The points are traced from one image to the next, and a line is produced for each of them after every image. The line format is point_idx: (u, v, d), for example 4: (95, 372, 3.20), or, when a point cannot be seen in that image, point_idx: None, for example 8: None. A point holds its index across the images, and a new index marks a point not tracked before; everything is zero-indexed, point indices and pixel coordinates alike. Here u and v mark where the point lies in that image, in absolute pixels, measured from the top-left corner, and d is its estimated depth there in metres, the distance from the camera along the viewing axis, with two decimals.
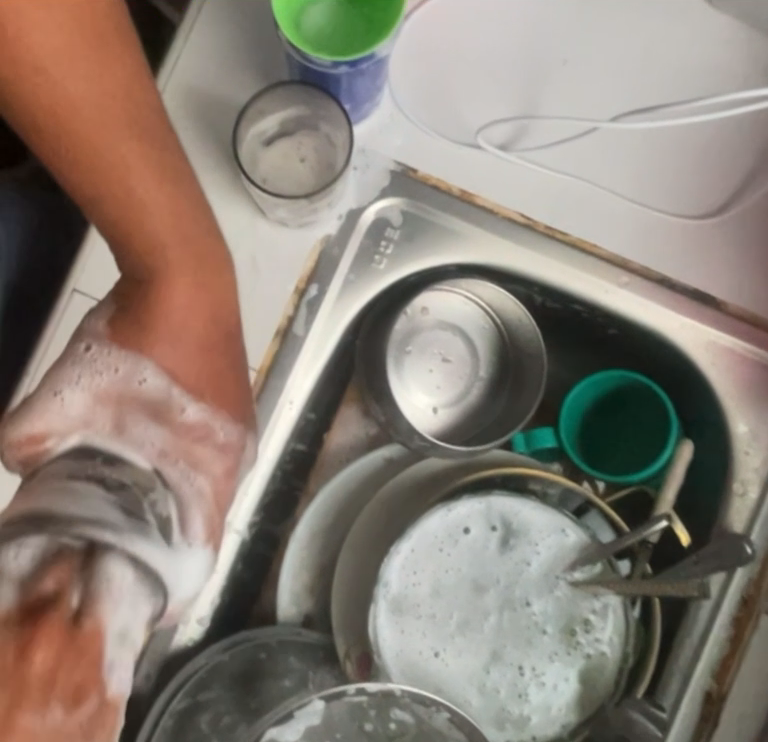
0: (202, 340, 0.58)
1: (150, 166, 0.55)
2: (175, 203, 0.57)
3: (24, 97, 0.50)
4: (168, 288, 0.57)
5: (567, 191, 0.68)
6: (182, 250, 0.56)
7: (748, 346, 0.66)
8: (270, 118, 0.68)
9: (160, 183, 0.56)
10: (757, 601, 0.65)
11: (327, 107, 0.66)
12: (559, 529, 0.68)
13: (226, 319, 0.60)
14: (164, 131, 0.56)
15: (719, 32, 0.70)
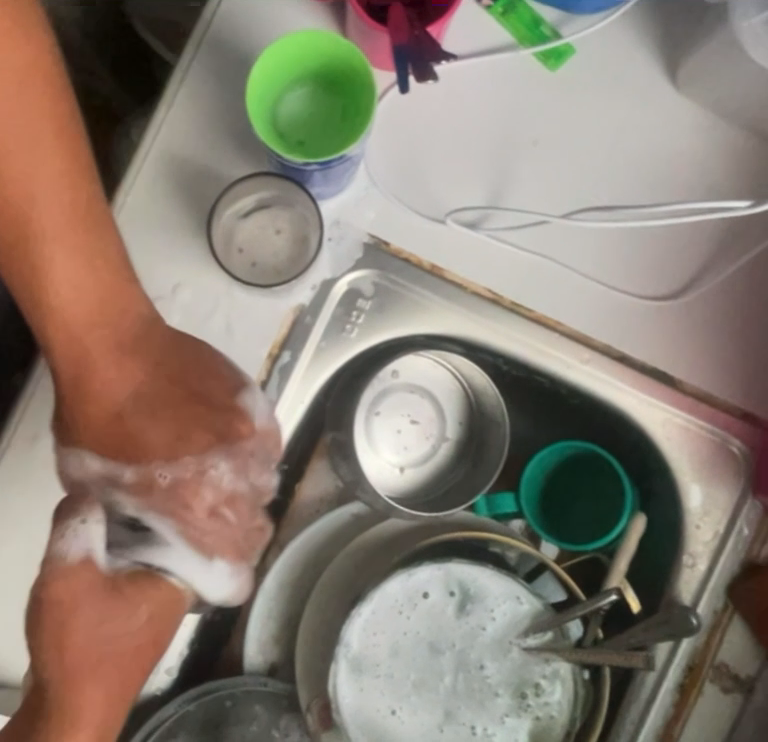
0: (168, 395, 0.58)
1: (69, 220, 0.53)
2: (72, 249, 0.54)
3: None
4: (115, 359, 0.56)
5: (532, 270, 0.68)
6: (84, 315, 0.55)
7: (701, 423, 0.69)
8: (244, 196, 0.64)
9: (71, 221, 0.53)
10: (702, 668, 0.67)
11: (297, 193, 0.64)
12: (514, 596, 0.66)
13: (189, 377, 0.58)
14: (94, 188, 0.55)
15: (688, 114, 0.68)
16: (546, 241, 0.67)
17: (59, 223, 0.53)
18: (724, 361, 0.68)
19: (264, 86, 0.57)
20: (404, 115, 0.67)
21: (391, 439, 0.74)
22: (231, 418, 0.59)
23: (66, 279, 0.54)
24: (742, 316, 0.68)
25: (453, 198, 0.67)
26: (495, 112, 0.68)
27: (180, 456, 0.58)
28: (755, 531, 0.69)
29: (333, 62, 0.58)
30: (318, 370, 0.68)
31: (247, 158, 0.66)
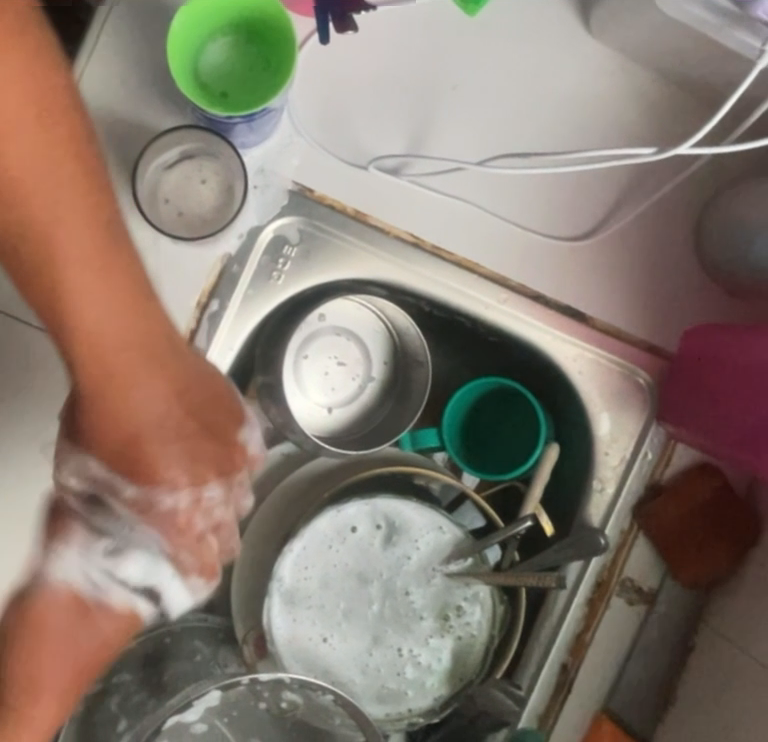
0: (181, 425, 0.56)
1: (95, 271, 0.49)
2: (148, 317, 0.52)
3: None
4: (134, 388, 0.53)
5: (451, 216, 0.70)
6: (114, 348, 0.51)
7: (611, 357, 0.73)
8: (171, 149, 0.66)
9: (112, 289, 0.49)
10: (609, 584, 0.73)
11: (218, 144, 0.65)
12: (437, 527, 0.70)
13: (196, 402, 0.57)
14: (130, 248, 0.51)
15: (600, 60, 0.71)
16: (465, 187, 0.70)
17: (79, 265, 0.48)
18: (632, 299, 0.71)
19: (186, 37, 0.58)
20: (325, 62, 0.68)
21: (318, 382, 0.77)
22: (223, 429, 0.58)
23: (95, 309, 0.49)
24: (649, 256, 0.71)
25: (375, 146, 0.69)
26: (412, 61, 0.69)
27: (171, 462, 0.56)
28: (658, 455, 0.74)
29: (256, 14, 0.58)
30: (248, 315, 0.70)
31: (168, 108, 0.66)
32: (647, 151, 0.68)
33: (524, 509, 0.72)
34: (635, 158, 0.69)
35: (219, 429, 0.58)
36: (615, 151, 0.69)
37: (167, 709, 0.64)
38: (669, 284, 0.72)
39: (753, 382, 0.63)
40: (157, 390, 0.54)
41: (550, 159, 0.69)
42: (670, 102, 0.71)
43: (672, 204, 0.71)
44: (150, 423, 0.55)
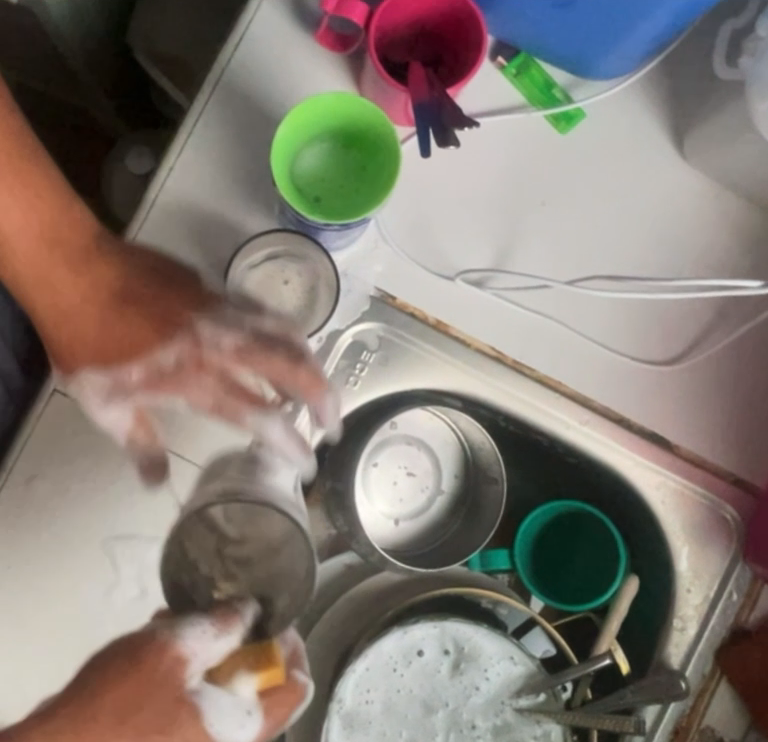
0: (115, 300, 0.62)
1: (34, 217, 0.62)
2: (78, 225, 0.63)
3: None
4: (101, 319, 0.62)
5: (535, 332, 0.68)
6: (88, 312, 0.62)
7: (696, 488, 0.69)
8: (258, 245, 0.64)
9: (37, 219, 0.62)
10: (688, 733, 0.68)
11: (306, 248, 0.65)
12: (508, 657, 0.66)
13: (123, 285, 0.62)
14: (51, 181, 0.63)
15: (694, 183, 0.69)
16: (550, 304, 0.68)
17: (58, 272, 0.62)
18: (718, 430, 0.68)
19: (289, 143, 0.57)
20: (415, 172, 0.68)
21: (386, 491, 0.74)
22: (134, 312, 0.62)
23: (69, 297, 0.62)
24: (737, 385, 0.69)
25: (462, 256, 0.68)
26: (503, 174, 0.68)
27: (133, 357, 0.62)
28: (743, 597, 0.69)
29: (355, 120, 0.58)
30: (320, 419, 0.68)
31: (258, 209, 0.66)
32: (754, 284, 0.67)
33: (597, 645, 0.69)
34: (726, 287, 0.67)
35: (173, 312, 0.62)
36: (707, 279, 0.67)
37: None
38: (757, 417, 0.69)
39: None
40: (92, 309, 0.62)
41: (640, 282, 0.68)
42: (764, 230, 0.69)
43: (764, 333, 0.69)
44: (88, 326, 0.62)
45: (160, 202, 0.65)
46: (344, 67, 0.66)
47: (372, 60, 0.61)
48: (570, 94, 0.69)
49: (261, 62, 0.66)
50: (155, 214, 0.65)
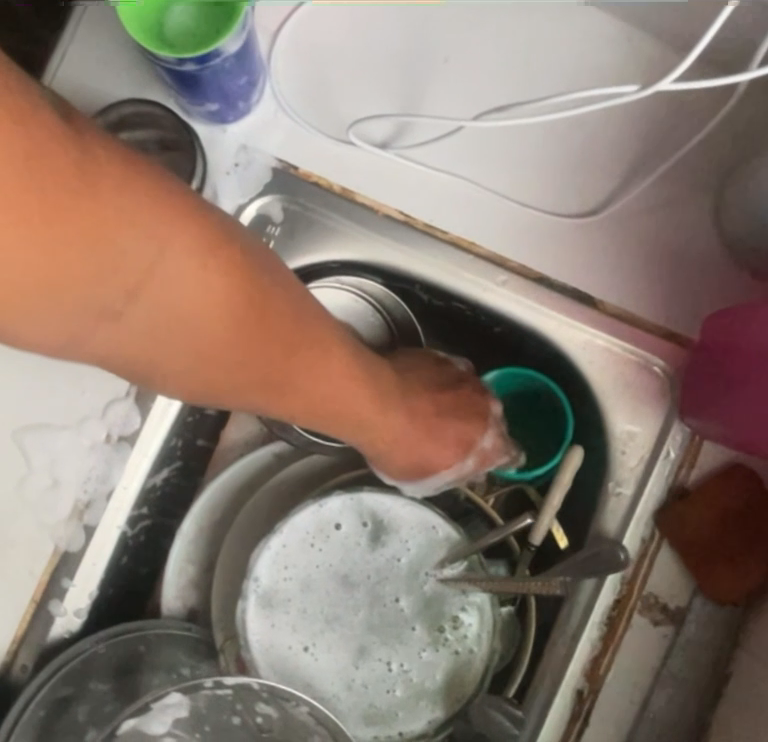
0: (265, 321, 0.47)
1: (106, 262, 0.40)
2: (210, 261, 0.44)
3: (174, 372, 0.47)
4: (314, 376, 0.51)
5: (445, 189, 0.65)
6: (263, 347, 0.48)
7: (623, 344, 0.66)
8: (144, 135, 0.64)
9: (208, 279, 0.44)
10: (629, 600, 0.65)
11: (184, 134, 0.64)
12: (428, 525, 0.64)
13: (278, 294, 0.48)
14: (180, 212, 0.43)
15: (602, 26, 0.66)
16: (459, 152, 0.65)
17: (247, 323, 0.46)
18: (644, 281, 0.65)
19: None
20: (311, 40, 0.66)
21: None
22: (272, 309, 0.47)
23: (257, 358, 0.48)
24: (659, 230, 0.65)
25: (364, 119, 0.66)
26: (400, 33, 0.66)
27: (332, 377, 0.52)
28: (682, 454, 0.66)
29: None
30: None
31: (152, 87, 0.65)
32: (630, 89, 0.62)
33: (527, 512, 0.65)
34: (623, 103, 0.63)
35: (285, 326, 0.48)
36: (612, 91, 0.62)
37: (126, 713, 0.62)
38: (683, 263, 0.65)
39: (753, 369, 0.57)
40: (236, 332, 0.46)
41: (547, 107, 0.65)
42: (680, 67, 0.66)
43: (686, 175, 0.65)
44: (311, 386, 0.51)
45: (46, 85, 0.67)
46: None
47: None
48: None
49: None
50: None
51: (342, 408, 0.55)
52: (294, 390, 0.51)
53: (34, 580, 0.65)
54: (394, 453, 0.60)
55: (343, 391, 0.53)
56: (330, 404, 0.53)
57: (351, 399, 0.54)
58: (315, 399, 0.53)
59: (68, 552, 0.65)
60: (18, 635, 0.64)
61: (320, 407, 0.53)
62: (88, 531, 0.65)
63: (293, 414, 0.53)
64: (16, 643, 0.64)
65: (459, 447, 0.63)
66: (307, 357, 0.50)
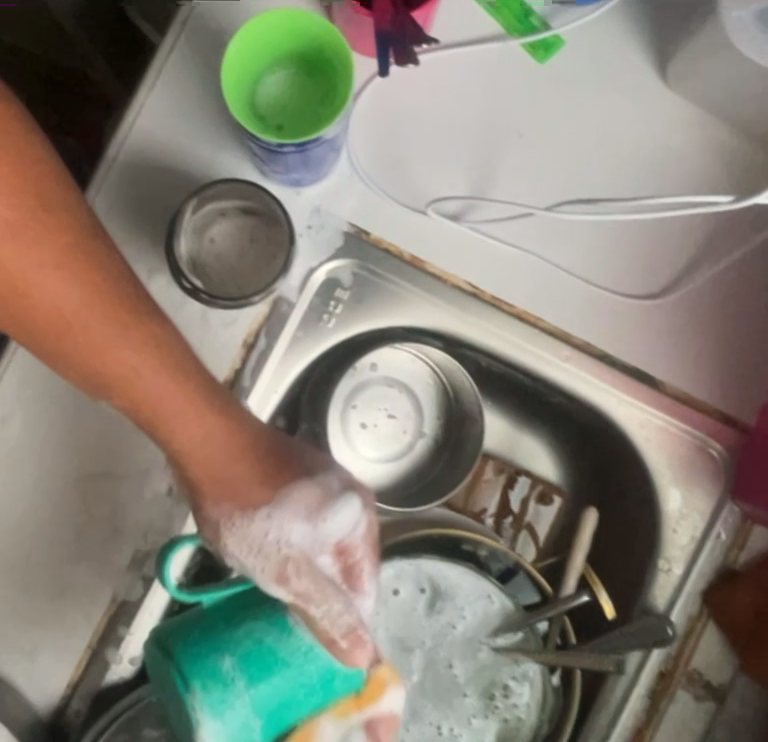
0: (117, 316, 0.49)
1: (43, 254, 0.46)
2: (91, 276, 0.48)
3: (64, 375, 0.51)
4: (148, 381, 0.51)
5: (514, 264, 0.66)
6: (146, 357, 0.50)
7: (681, 425, 0.67)
8: (221, 204, 0.63)
9: (95, 306, 0.48)
10: (674, 676, 0.66)
11: (269, 204, 0.62)
12: (485, 596, 0.67)
13: (169, 347, 0.52)
14: (91, 239, 0.49)
15: (677, 111, 0.67)
16: (532, 231, 0.66)
17: (104, 329, 0.49)
18: (705, 364, 0.66)
19: (238, 72, 0.57)
20: (389, 106, 0.67)
21: (367, 434, 0.74)
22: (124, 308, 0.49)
23: (108, 338, 0.49)
24: (722, 315, 0.66)
25: (436, 188, 0.66)
26: (478, 104, 0.67)
27: (142, 377, 0.51)
28: (732, 537, 0.67)
29: (309, 46, 0.58)
30: (292, 357, 0.67)
31: (231, 145, 0.65)
32: (723, 200, 0.63)
33: (565, 581, 0.69)
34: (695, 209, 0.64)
35: (140, 326, 0.50)
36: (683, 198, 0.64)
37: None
38: (744, 349, 0.66)
39: None
40: (104, 325, 0.49)
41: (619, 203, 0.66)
42: (749, 156, 0.67)
43: (752, 264, 0.66)
44: (143, 390, 0.51)
45: (126, 142, 0.65)
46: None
47: None
48: (548, 23, 0.67)
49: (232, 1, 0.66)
50: (123, 156, 0.65)
51: (170, 423, 0.53)
52: (126, 386, 0.51)
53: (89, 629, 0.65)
54: (219, 486, 0.55)
55: (177, 412, 0.53)
56: (159, 409, 0.52)
57: (211, 455, 0.55)
58: (145, 414, 0.53)
59: (124, 602, 0.66)
60: (73, 680, 0.66)
61: (151, 419, 0.53)
62: (146, 582, 0.66)
63: (125, 404, 0.52)
64: (70, 688, 0.66)
65: (259, 474, 0.56)
66: (151, 362, 0.51)
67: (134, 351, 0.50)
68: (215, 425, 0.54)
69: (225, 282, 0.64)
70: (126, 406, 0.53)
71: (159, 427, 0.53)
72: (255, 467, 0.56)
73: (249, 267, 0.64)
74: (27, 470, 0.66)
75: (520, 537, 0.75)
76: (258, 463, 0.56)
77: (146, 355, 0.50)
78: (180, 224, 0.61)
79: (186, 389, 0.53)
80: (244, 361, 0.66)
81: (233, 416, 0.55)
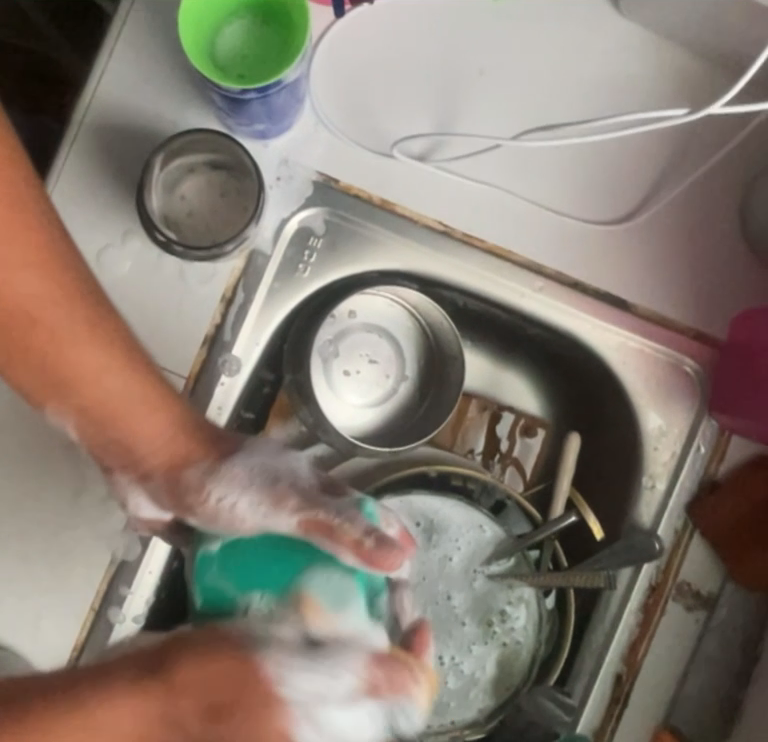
0: (46, 270, 0.51)
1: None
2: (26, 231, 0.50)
3: None
4: (75, 348, 0.53)
5: (481, 199, 0.67)
6: (73, 327, 0.52)
7: (655, 346, 0.69)
8: (190, 160, 0.64)
9: (36, 267, 0.50)
10: (665, 587, 0.68)
11: (237, 154, 0.63)
12: (476, 525, 0.69)
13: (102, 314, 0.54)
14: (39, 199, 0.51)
15: (631, 38, 0.68)
16: (497, 166, 0.67)
17: (35, 283, 0.51)
18: (674, 283, 0.68)
19: (195, 23, 0.58)
20: (350, 52, 0.67)
21: (350, 381, 0.75)
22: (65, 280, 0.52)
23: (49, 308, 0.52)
24: (687, 235, 0.68)
25: (400, 130, 0.67)
26: (436, 44, 0.67)
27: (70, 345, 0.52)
28: (711, 450, 0.69)
29: None
30: (272, 309, 0.68)
31: (195, 102, 0.66)
32: (680, 112, 0.65)
33: (554, 504, 0.72)
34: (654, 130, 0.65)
35: (70, 287, 0.52)
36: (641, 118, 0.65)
37: None
38: (711, 267, 0.68)
39: None
40: (34, 278, 0.51)
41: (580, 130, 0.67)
42: (704, 78, 0.68)
43: (714, 183, 0.68)
44: (58, 350, 0.53)
45: (90, 107, 0.65)
46: None
47: None
48: None
49: None
50: (88, 122, 0.65)
51: (92, 391, 0.54)
52: (31, 326, 0.52)
53: (93, 589, 0.66)
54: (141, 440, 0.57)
55: (94, 363, 0.54)
56: (78, 374, 0.53)
57: (140, 423, 0.56)
58: (56, 371, 0.53)
59: (125, 560, 0.67)
60: (80, 641, 0.66)
61: (55, 369, 0.53)
62: (144, 540, 0.67)
63: (76, 416, 0.56)
64: (78, 647, 0.66)
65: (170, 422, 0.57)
66: (84, 340, 0.53)
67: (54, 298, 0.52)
68: (151, 408, 0.56)
69: (200, 236, 0.64)
70: (78, 413, 0.56)
71: (102, 431, 0.56)
72: (168, 427, 0.57)
73: (222, 220, 0.65)
74: (18, 440, 0.67)
75: (507, 471, 0.77)
76: (152, 402, 0.56)
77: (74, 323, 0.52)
78: (150, 181, 0.62)
79: (96, 332, 0.54)
80: (225, 314, 0.67)
81: (170, 411, 0.57)
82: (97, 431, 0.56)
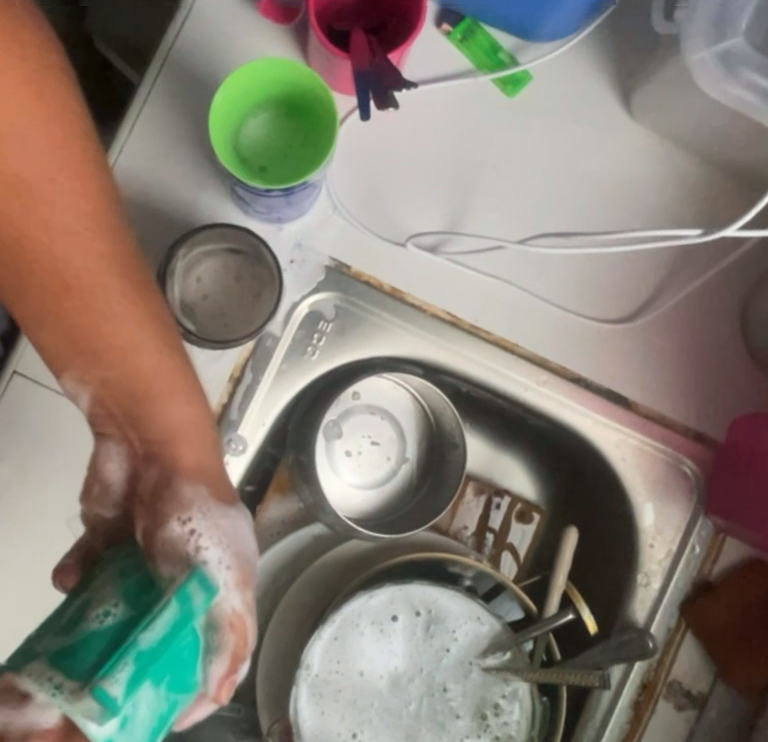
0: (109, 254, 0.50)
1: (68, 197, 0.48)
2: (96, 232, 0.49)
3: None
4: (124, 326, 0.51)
5: (491, 293, 0.68)
6: (118, 287, 0.50)
7: (656, 445, 0.70)
8: (206, 249, 0.65)
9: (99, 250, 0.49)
10: (656, 685, 0.68)
11: (258, 246, 0.64)
12: (474, 617, 0.69)
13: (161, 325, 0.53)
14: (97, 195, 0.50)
15: (641, 142, 0.69)
16: (508, 263, 0.68)
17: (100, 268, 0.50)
18: (674, 384, 0.69)
19: (223, 119, 0.59)
20: (366, 141, 0.68)
21: (350, 461, 0.76)
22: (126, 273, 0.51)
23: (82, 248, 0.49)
24: (689, 337, 0.69)
25: (413, 221, 0.68)
26: (451, 137, 0.69)
27: (127, 331, 0.51)
28: (706, 550, 0.70)
29: (289, 86, 0.60)
30: (279, 391, 0.68)
31: (212, 185, 0.66)
32: (693, 233, 0.66)
33: (546, 607, 0.71)
34: (662, 237, 0.67)
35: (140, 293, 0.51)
36: (650, 227, 0.66)
37: None
38: (712, 369, 0.69)
39: None
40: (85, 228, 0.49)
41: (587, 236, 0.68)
42: (710, 185, 0.70)
43: (717, 287, 0.69)
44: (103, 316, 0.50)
45: None
46: (289, 39, 0.67)
47: (316, 34, 0.62)
48: (516, 58, 0.69)
49: (209, 44, 0.67)
50: None
51: (130, 366, 0.51)
52: (75, 283, 0.49)
53: None
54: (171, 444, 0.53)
55: (142, 350, 0.52)
56: (131, 364, 0.51)
57: (175, 401, 0.53)
58: (97, 332, 0.50)
59: None
60: None
61: (96, 338, 0.50)
62: None
63: (111, 395, 0.52)
64: None
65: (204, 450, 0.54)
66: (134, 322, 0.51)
67: (50, 146, 0.47)
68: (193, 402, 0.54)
69: (216, 322, 0.65)
70: (113, 395, 0.52)
71: (122, 405, 0.52)
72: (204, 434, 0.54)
73: (236, 305, 0.66)
74: None
75: (502, 556, 0.77)
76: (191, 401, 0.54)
77: (132, 324, 0.51)
78: (171, 273, 0.62)
79: (84, 214, 0.49)
80: (232, 393, 0.67)
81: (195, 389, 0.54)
82: (114, 413, 0.52)
